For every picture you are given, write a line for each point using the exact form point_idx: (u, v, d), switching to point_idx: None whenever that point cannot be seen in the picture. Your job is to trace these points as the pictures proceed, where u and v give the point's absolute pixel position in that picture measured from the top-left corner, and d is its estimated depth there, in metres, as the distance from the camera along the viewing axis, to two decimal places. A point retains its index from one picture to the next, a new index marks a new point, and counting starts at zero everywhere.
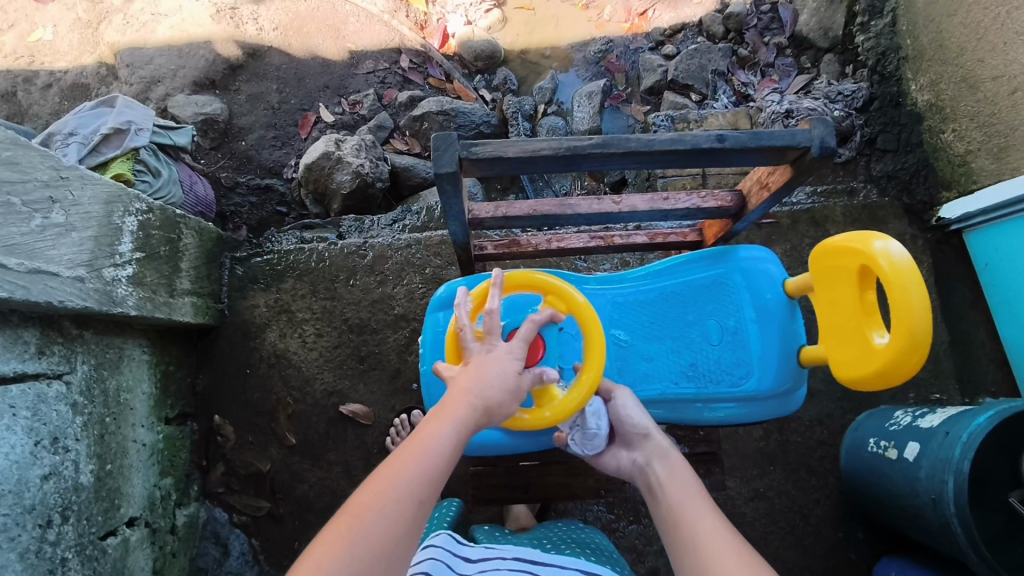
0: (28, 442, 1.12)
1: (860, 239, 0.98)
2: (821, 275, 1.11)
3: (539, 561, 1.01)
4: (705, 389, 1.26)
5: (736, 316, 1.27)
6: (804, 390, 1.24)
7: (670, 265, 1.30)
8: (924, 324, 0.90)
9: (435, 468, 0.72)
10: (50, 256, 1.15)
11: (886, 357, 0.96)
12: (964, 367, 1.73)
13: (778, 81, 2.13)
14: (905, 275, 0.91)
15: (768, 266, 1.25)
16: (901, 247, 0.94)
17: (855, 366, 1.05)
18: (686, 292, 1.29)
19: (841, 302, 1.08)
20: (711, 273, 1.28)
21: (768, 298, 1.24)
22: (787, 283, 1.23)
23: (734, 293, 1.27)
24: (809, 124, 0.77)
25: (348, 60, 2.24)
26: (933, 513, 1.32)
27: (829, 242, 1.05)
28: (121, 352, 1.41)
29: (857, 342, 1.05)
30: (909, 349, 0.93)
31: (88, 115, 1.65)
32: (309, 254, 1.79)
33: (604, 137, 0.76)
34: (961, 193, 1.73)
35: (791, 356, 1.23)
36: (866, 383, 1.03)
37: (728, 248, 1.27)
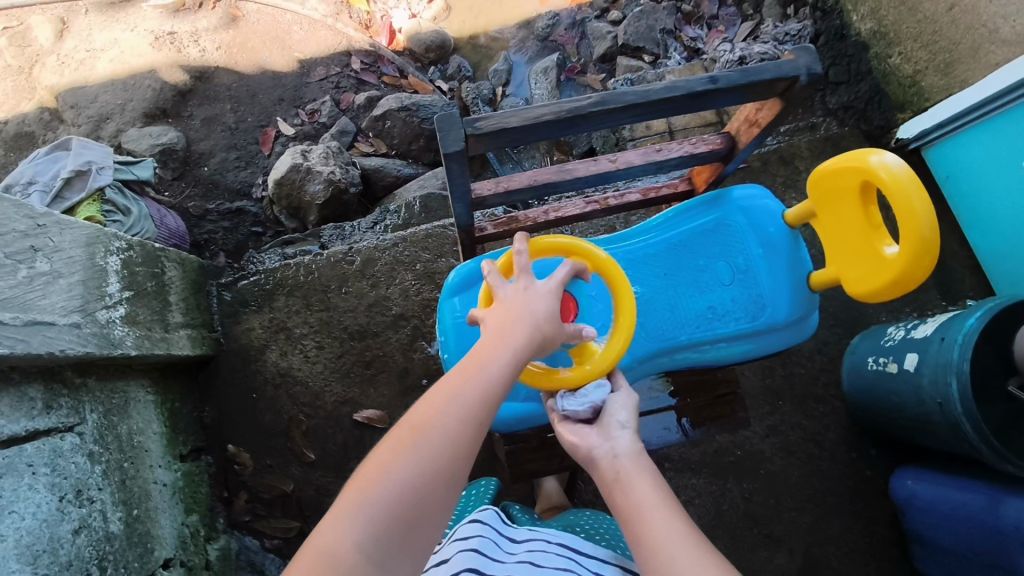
0: (52, 498, 1.08)
1: (857, 157, 1.02)
2: (823, 200, 1.15)
3: (583, 551, 0.99)
4: (724, 328, 1.29)
5: (743, 255, 1.31)
6: (816, 315, 1.30)
7: (673, 214, 1.33)
8: (930, 228, 0.95)
9: (488, 389, 0.75)
10: (43, 305, 1.12)
11: (900, 266, 1.01)
12: (943, 277, 1.81)
13: (724, 31, 2.19)
14: (906, 184, 0.95)
15: (765, 202, 1.30)
16: (897, 158, 0.98)
17: (870, 279, 1.09)
18: (693, 239, 1.32)
19: (846, 221, 1.12)
20: (713, 217, 1.32)
21: (771, 233, 1.29)
22: (787, 215, 1.27)
23: (738, 232, 1.31)
24: (794, 55, 0.80)
25: (298, 70, 2.21)
26: (941, 416, 1.39)
27: (826, 167, 1.10)
28: (126, 395, 1.37)
29: (868, 256, 1.09)
30: (921, 253, 0.97)
31: (45, 161, 1.61)
32: (296, 269, 1.76)
33: (602, 95, 0.79)
34: (915, 112, 1.80)
35: (801, 285, 1.28)
36: (884, 295, 1.08)
37: (726, 190, 1.31)
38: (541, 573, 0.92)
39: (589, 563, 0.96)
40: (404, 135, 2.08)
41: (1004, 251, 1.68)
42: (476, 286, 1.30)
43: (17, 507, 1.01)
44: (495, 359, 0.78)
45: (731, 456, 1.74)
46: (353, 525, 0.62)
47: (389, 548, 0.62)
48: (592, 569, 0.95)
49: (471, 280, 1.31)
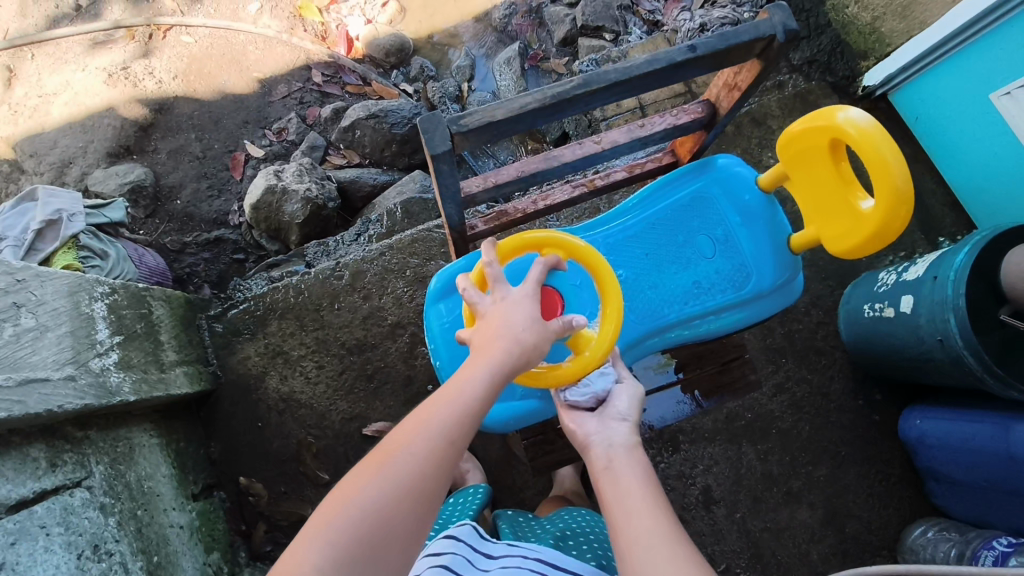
0: (70, 557, 1.05)
1: (825, 116, 1.02)
2: (793, 163, 1.15)
3: (560, 566, 0.95)
4: (713, 301, 1.29)
5: (723, 225, 1.31)
6: (801, 276, 1.30)
7: (652, 192, 1.33)
8: (903, 177, 0.95)
9: (461, 408, 0.75)
10: (34, 361, 1.09)
11: (877, 219, 1.01)
12: (925, 217, 1.83)
13: (681, 1, 2.19)
14: (875, 137, 0.95)
15: (740, 171, 1.30)
16: (863, 112, 0.98)
17: (848, 236, 1.09)
18: (671, 215, 1.32)
19: (819, 180, 1.12)
20: (691, 191, 1.32)
21: (747, 200, 1.30)
22: (759, 181, 1.28)
23: (715, 204, 1.31)
24: (768, 14, 0.81)
25: (259, 90, 2.17)
26: (944, 353, 1.41)
27: (793, 129, 1.10)
28: (130, 442, 1.33)
29: (844, 214, 1.10)
30: (896, 204, 0.97)
31: (13, 214, 1.57)
32: (285, 291, 1.74)
33: (584, 76, 0.80)
34: (879, 58, 1.82)
35: (783, 248, 1.28)
36: (862, 251, 1.09)
37: (699, 164, 1.32)
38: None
39: None
40: (375, 142, 2.05)
41: (981, 185, 1.70)
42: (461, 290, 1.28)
43: (36, 571, 0.99)
44: (471, 379, 0.78)
45: (742, 420, 1.75)
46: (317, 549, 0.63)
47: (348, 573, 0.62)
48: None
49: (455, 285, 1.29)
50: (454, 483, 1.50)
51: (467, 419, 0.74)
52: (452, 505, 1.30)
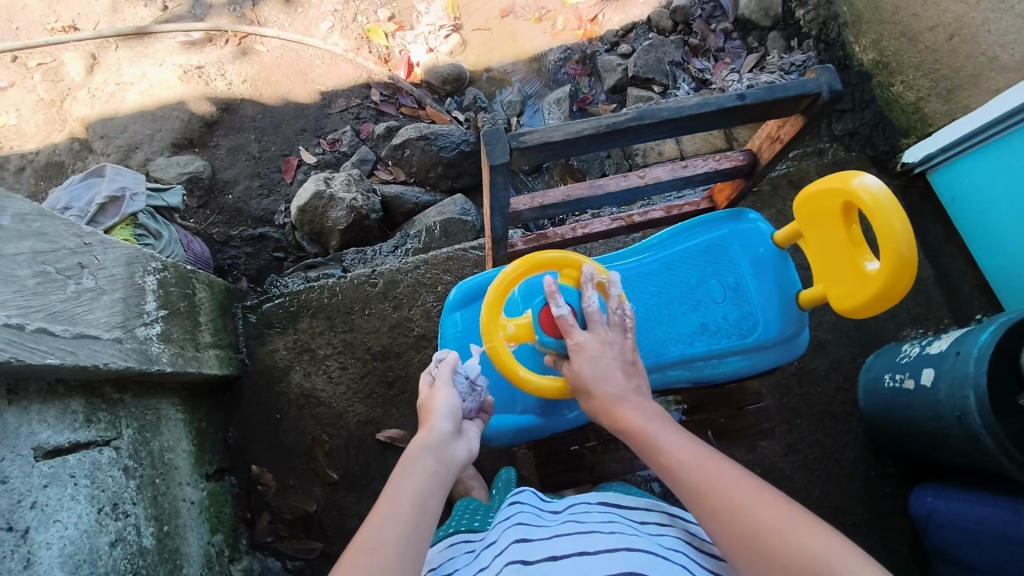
0: (92, 510, 1.09)
1: (840, 179, 1.03)
2: (808, 219, 1.15)
3: (625, 505, 0.94)
4: (717, 345, 1.29)
5: (735, 274, 1.32)
6: (807, 332, 1.30)
7: (670, 234, 1.35)
8: (909, 244, 0.95)
9: (424, 472, 0.87)
10: (89, 319, 1.15)
11: (879, 283, 1.00)
12: (953, 297, 1.84)
13: (731, 63, 2.27)
14: (885, 205, 0.95)
15: (757, 224, 1.32)
16: (876, 179, 0.99)
17: (853, 296, 1.08)
18: (686, 259, 1.34)
19: (829, 239, 1.12)
20: (708, 237, 1.34)
21: (762, 253, 1.31)
22: (775, 236, 1.30)
23: (729, 253, 1.32)
24: (815, 74, 0.86)
25: (320, 102, 2.29)
26: (961, 429, 1.41)
27: (811, 188, 1.10)
28: (158, 413, 1.38)
29: (850, 274, 1.09)
30: (900, 269, 0.97)
31: (80, 187, 1.67)
32: (319, 291, 1.80)
33: (637, 111, 0.85)
34: (920, 137, 1.86)
35: (791, 303, 1.28)
36: (865, 312, 1.08)
37: (719, 213, 1.34)
38: (586, 525, 0.85)
39: (634, 516, 0.91)
40: (423, 163, 2.14)
41: (1012, 272, 1.71)
42: (480, 303, 1.33)
43: (61, 516, 1.03)
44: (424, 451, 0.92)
45: None
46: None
47: None
48: (638, 517, 0.90)
49: (470, 298, 1.33)
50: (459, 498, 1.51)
51: (433, 479, 0.87)
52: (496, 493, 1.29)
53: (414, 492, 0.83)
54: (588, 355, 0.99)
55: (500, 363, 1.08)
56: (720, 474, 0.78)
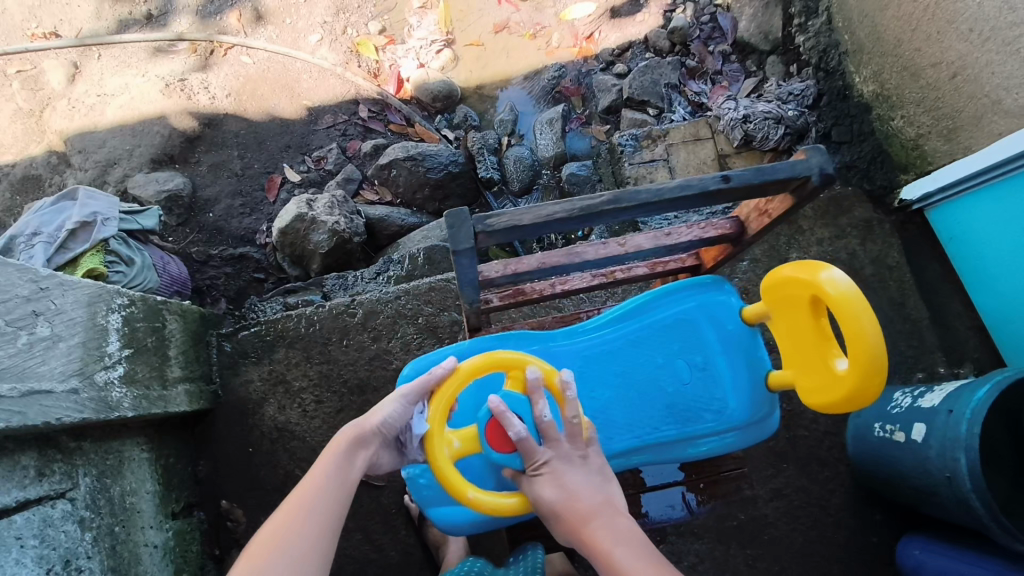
0: (40, 572, 1.06)
1: (806, 270, 0.98)
2: (777, 304, 1.10)
3: None
4: (687, 428, 1.26)
5: (703, 352, 1.27)
6: (778, 412, 1.27)
7: (636, 307, 1.28)
8: (879, 346, 0.90)
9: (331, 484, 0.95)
10: (41, 372, 1.11)
11: (851, 382, 0.95)
12: (948, 339, 1.80)
13: (728, 87, 2.20)
14: (853, 302, 0.90)
15: (728, 298, 1.27)
16: (844, 273, 0.94)
17: (822, 392, 1.03)
18: (652, 335, 1.28)
19: (798, 330, 1.06)
20: (676, 313, 1.28)
21: (730, 329, 1.27)
22: (744, 311, 1.25)
23: (698, 328, 1.28)
24: (805, 154, 0.83)
25: (307, 117, 2.23)
26: (950, 490, 1.36)
27: (778, 274, 1.05)
28: (121, 455, 1.34)
29: (820, 369, 1.04)
30: (869, 372, 0.92)
31: (51, 211, 1.62)
32: (297, 320, 1.74)
33: (614, 193, 0.81)
34: (919, 174, 1.79)
35: (760, 382, 1.26)
36: (834, 410, 1.02)
37: (690, 282, 1.28)
38: None
39: None
40: (409, 183, 2.09)
41: (1007, 315, 1.65)
42: None
43: None
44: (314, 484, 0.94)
45: (734, 520, 1.71)
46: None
47: None
48: None
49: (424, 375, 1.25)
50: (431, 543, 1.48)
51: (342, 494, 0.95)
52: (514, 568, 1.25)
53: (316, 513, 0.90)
54: (551, 477, 0.98)
55: (449, 486, 1.03)
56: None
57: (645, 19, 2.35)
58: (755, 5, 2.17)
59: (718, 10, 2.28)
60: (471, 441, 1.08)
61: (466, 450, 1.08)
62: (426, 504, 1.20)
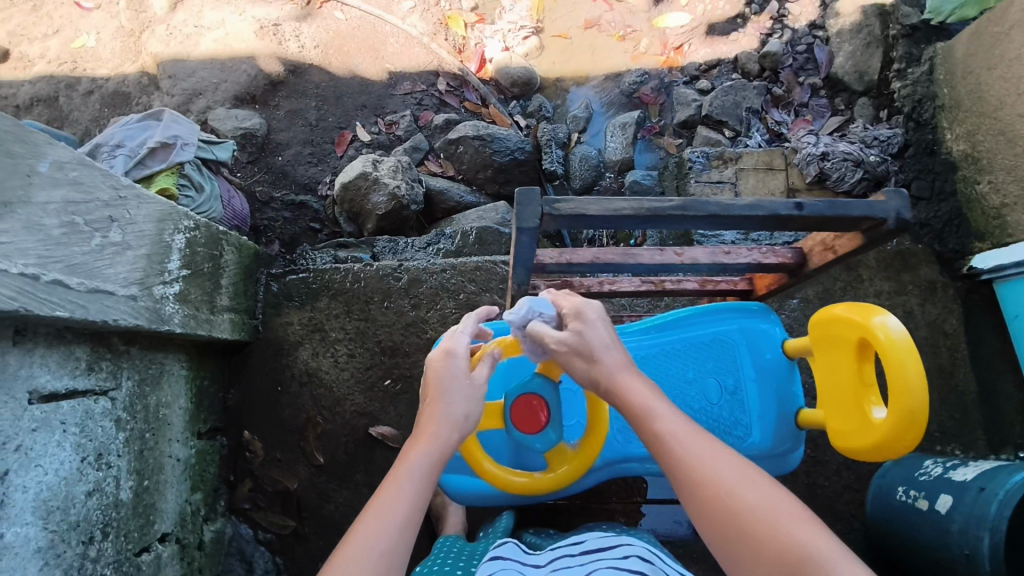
0: (75, 458, 1.13)
1: (861, 311, 0.96)
2: (819, 341, 1.08)
3: (606, 546, 0.93)
4: None
5: (735, 376, 1.26)
6: (801, 451, 1.24)
7: (677, 318, 1.28)
8: (920, 402, 0.88)
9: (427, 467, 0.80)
10: (107, 274, 1.16)
11: (883, 432, 0.93)
12: (993, 418, 1.73)
13: (811, 122, 2.14)
14: (902, 352, 0.88)
15: (772, 328, 1.26)
16: (900, 322, 0.91)
17: (852, 437, 1.01)
18: (687, 349, 1.28)
19: (837, 371, 1.04)
20: (716, 332, 1.27)
21: (768, 359, 1.25)
22: (787, 344, 1.23)
23: (735, 352, 1.26)
24: (885, 196, 0.81)
25: (387, 81, 2.27)
26: (966, 568, 1.32)
27: (829, 310, 1.03)
28: (162, 367, 1.41)
29: (853, 414, 1.02)
30: (905, 426, 0.89)
31: (136, 127, 1.70)
32: (343, 274, 1.78)
33: (684, 199, 0.80)
34: (995, 244, 1.72)
35: (789, 418, 1.23)
36: (863, 457, 1.00)
37: (735, 305, 1.27)
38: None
39: (612, 553, 0.91)
40: (473, 162, 2.11)
41: None
42: None
43: (43, 461, 1.06)
44: (394, 503, 0.74)
45: None
46: None
47: None
48: (619, 557, 0.89)
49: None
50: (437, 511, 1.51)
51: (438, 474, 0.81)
52: (482, 539, 1.28)
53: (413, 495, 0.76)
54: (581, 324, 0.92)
55: (467, 454, 1.10)
56: (745, 480, 0.69)
57: (738, 39, 2.31)
58: (856, 42, 2.11)
59: (816, 41, 2.21)
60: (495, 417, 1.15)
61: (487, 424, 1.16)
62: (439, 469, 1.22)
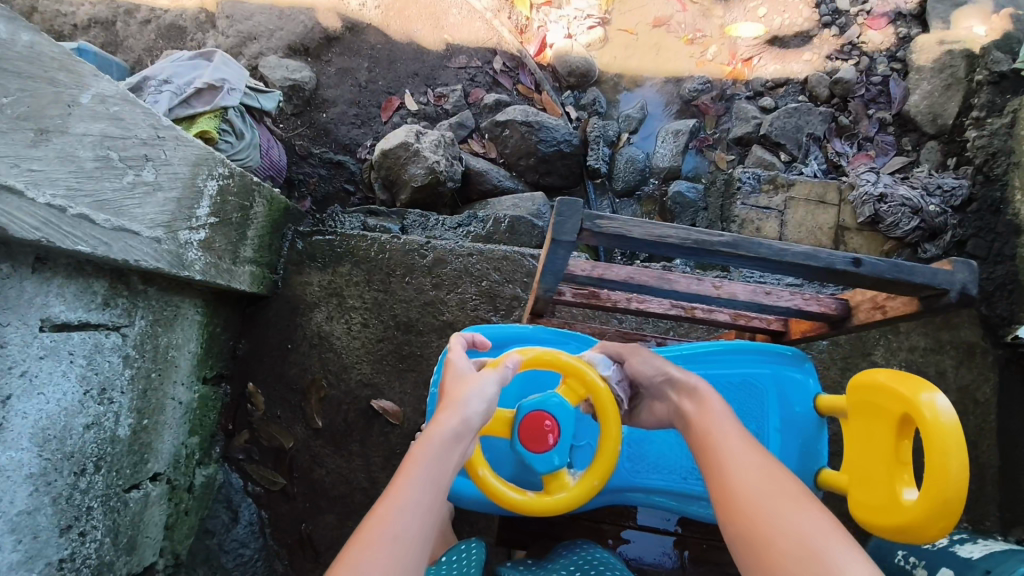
0: (78, 390, 1.14)
1: (907, 384, 0.91)
2: (859, 406, 1.03)
3: None
4: None
5: (759, 423, 1.22)
6: None
7: (709, 352, 1.23)
8: (958, 492, 0.82)
9: (443, 459, 0.78)
10: (135, 214, 1.15)
11: (911, 516, 0.88)
12: (1010, 495, 1.66)
13: (873, 158, 2.05)
14: (948, 435, 0.82)
15: (805, 378, 1.21)
16: (949, 403, 0.86)
17: (879, 513, 0.96)
18: (715, 385, 1.24)
19: (874, 442, 0.99)
20: (745, 373, 1.23)
21: (796, 411, 1.21)
22: (819, 399, 1.18)
23: (763, 397, 1.22)
24: (952, 265, 0.75)
25: (442, 52, 2.22)
26: None
27: (873, 376, 0.97)
28: (177, 311, 1.41)
29: (882, 489, 0.97)
30: (938, 514, 0.84)
31: (187, 66, 1.69)
32: (369, 243, 1.75)
33: (734, 236, 0.74)
34: None
35: (808, 477, 1.18)
36: (888, 537, 0.95)
37: (771, 349, 1.22)
38: None
39: None
40: (517, 148, 2.06)
41: None
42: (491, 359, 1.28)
43: (47, 389, 1.07)
44: (410, 495, 0.72)
45: None
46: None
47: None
48: None
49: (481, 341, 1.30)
50: None
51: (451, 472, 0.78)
52: (444, 565, 1.18)
53: (428, 483, 0.74)
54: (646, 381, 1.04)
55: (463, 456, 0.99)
56: (765, 475, 0.74)
57: (811, 59, 2.20)
58: (935, 82, 1.99)
59: (892, 74, 2.10)
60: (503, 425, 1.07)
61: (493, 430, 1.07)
62: None
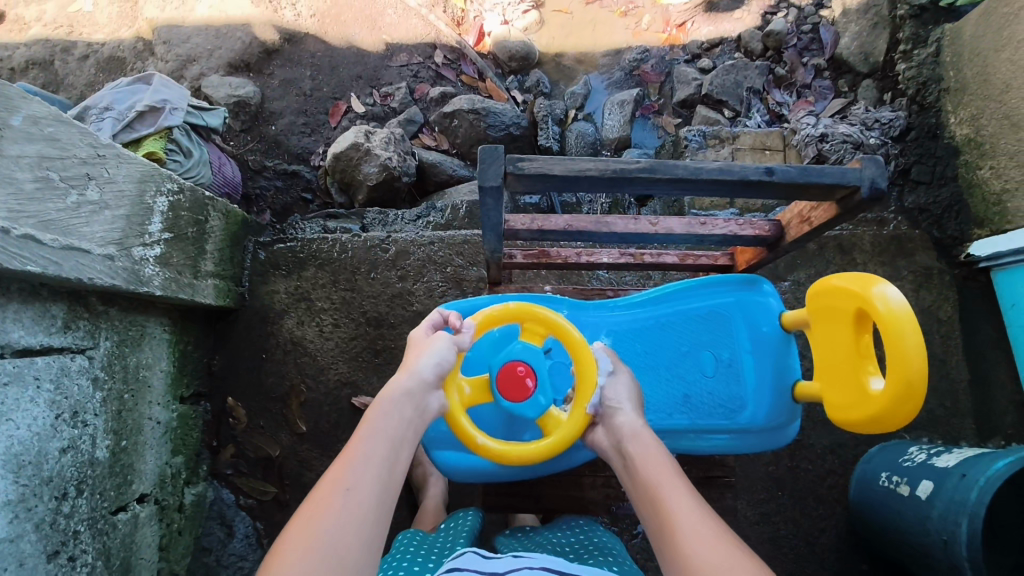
0: (49, 414, 1.14)
1: (861, 282, 0.94)
2: (819, 312, 1.07)
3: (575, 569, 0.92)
4: (699, 420, 1.25)
5: (731, 349, 1.26)
6: (797, 425, 1.23)
7: (671, 291, 1.27)
8: (918, 371, 0.86)
9: (395, 417, 0.83)
10: (83, 232, 1.16)
11: (881, 404, 0.92)
12: (982, 407, 1.71)
13: (813, 103, 2.10)
14: (902, 321, 0.86)
15: (767, 300, 1.23)
16: (900, 292, 0.89)
17: (850, 409, 1.00)
18: (683, 321, 1.28)
19: (837, 343, 1.03)
20: (711, 305, 1.26)
21: (766, 332, 1.23)
22: (784, 317, 1.21)
23: (730, 324, 1.25)
24: (860, 164, 0.78)
25: (383, 52, 2.25)
26: (943, 554, 1.31)
27: (829, 282, 1.01)
28: (143, 330, 1.41)
29: (852, 386, 1.00)
30: (904, 396, 0.88)
31: (126, 91, 1.69)
32: (332, 244, 1.77)
33: (650, 161, 0.78)
34: (993, 231, 1.66)
35: (785, 392, 1.22)
36: (863, 429, 0.99)
37: (729, 279, 1.25)
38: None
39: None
40: (468, 136, 2.09)
41: None
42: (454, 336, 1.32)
43: (15, 416, 1.07)
44: (366, 450, 0.77)
45: None
46: (323, 527, 0.67)
47: (343, 526, 0.68)
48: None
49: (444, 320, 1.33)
50: (416, 481, 1.54)
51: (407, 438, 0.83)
52: (441, 530, 1.24)
53: (383, 436, 0.80)
54: (602, 418, 1.00)
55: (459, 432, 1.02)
56: (711, 535, 0.73)
57: (742, 16, 2.25)
58: (862, 23, 2.05)
59: (822, 21, 2.16)
60: (483, 390, 1.11)
61: (477, 398, 1.10)
62: (430, 443, 1.26)
